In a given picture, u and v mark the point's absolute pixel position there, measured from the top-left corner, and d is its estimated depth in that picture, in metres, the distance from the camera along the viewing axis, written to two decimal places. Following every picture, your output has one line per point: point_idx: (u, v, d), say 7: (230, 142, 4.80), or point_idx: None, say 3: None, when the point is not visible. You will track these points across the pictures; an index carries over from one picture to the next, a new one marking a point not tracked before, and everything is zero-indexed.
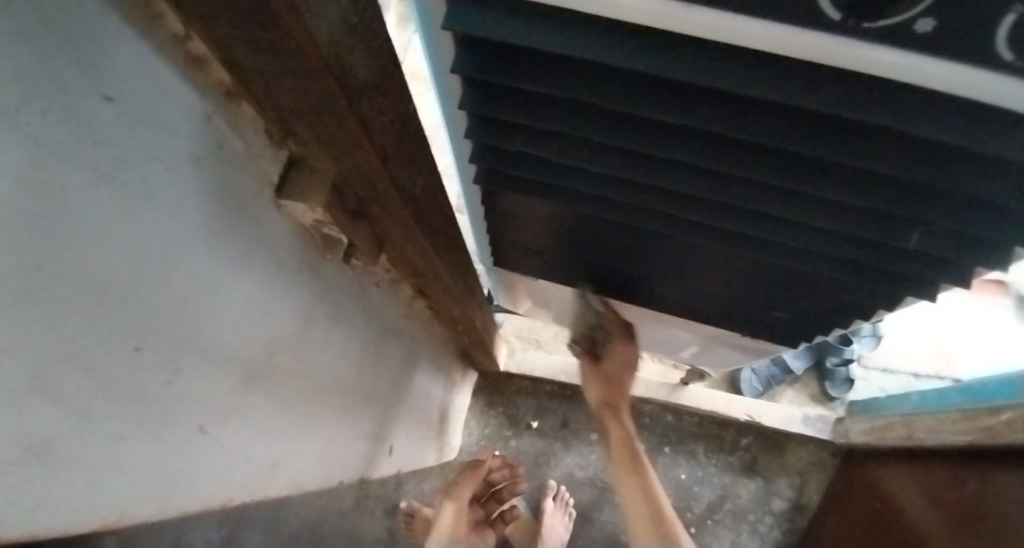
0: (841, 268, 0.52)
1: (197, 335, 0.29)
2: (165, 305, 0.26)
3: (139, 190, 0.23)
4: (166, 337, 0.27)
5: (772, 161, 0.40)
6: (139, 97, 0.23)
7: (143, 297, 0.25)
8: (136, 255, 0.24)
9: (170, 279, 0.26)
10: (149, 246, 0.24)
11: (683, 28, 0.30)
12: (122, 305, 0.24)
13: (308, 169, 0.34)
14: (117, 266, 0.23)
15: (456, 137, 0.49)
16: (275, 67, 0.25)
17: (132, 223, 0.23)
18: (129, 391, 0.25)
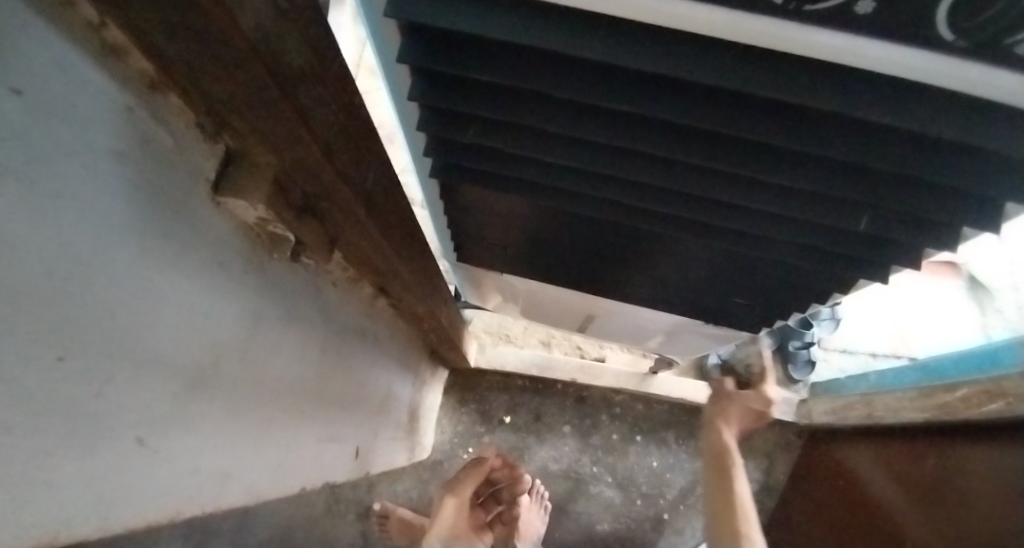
0: (797, 253, 0.53)
1: (129, 341, 0.27)
2: (90, 311, 0.25)
3: (56, 187, 0.22)
4: (93, 344, 0.25)
5: (724, 148, 0.40)
6: (52, 88, 0.21)
7: (65, 303, 0.23)
8: (57, 257, 0.22)
9: (95, 284, 0.25)
10: (70, 247, 0.23)
11: (634, 14, 0.29)
12: (44, 311, 0.22)
13: (248, 165, 0.33)
14: (37, 270, 0.21)
15: (409, 130, 0.47)
16: (202, 55, 0.24)
17: (49, 223, 0.21)
18: (55, 404, 0.23)
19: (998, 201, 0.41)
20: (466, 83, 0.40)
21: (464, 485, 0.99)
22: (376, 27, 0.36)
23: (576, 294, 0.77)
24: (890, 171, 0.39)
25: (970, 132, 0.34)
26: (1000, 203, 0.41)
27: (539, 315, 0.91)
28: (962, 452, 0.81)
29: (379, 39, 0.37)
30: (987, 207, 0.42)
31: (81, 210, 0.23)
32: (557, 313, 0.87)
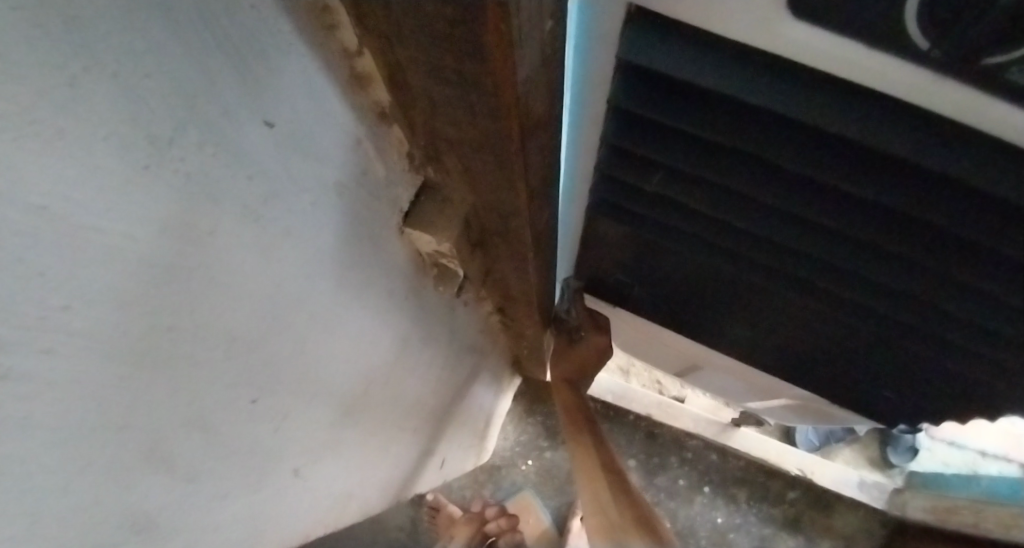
0: (995, 373, 0.45)
1: (308, 376, 0.26)
2: (285, 350, 0.24)
3: (282, 228, 0.20)
4: (280, 383, 0.24)
5: (964, 253, 0.34)
6: (303, 124, 0.19)
7: (267, 346, 0.22)
8: (271, 300, 0.21)
9: (297, 323, 0.24)
10: (283, 290, 0.22)
11: (931, 103, 0.23)
12: (248, 356, 0.21)
13: (439, 199, 0.31)
14: (252, 315, 0.20)
15: (580, 162, 0.44)
16: (452, 99, 0.21)
17: (272, 266, 0.20)
18: (237, 445, 0.23)
19: None
20: (667, 132, 0.36)
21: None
22: (587, 62, 0.32)
23: (690, 344, 0.71)
24: None
25: None
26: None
27: (633, 349, 0.87)
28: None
29: (586, 76, 0.33)
30: None
31: (300, 251, 0.22)
32: (660, 354, 0.82)
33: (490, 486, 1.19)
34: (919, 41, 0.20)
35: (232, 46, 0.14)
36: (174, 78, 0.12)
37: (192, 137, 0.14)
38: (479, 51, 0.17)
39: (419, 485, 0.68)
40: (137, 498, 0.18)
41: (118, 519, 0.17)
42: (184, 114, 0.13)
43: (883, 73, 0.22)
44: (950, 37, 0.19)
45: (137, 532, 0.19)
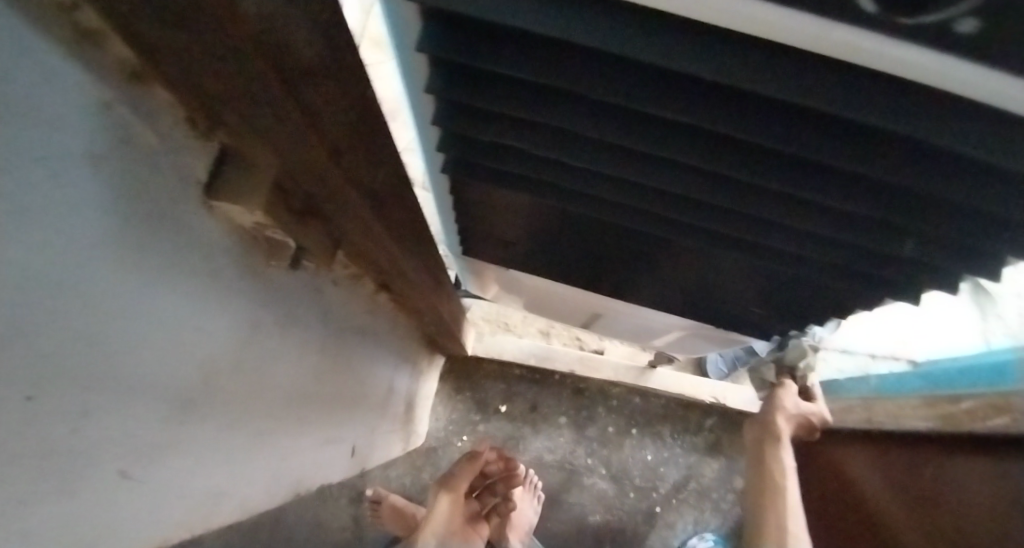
0: (838, 275, 0.49)
1: (107, 368, 0.24)
2: (63, 340, 0.21)
3: (29, 209, 0.18)
4: (66, 376, 0.22)
5: (768, 162, 0.37)
6: (26, 92, 0.17)
7: (36, 336, 0.20)
8: (28, 286, 0.19)
9: (69, 311, 0.21)
10: (45, 273, 0.19)
11: (699, 12, 0.25)
12: (12, 353, 0.18)
13: (243, 164, 0.29)
14: (5, 303, 0.18)
15: (421, 123, 0.43)
16: (192, 45, 0.20)
17: (22, 247, 0.18)
18: (21, 454, 0.20)
19: None
20: (489, 79, 0.36)
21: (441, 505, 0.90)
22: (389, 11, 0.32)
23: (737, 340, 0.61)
24: (954, 200, 0.35)
25: None
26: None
27: (542, 308, 0.87)
28: (965, 461, 0.80)
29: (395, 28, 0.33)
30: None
31: (53, 229, 0.19)
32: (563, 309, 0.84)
33: (428, 468, 1.19)
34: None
35: None
36: None
37: None
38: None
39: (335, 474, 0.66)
40: None
41: None
42: None
43: None
44: None
45: None
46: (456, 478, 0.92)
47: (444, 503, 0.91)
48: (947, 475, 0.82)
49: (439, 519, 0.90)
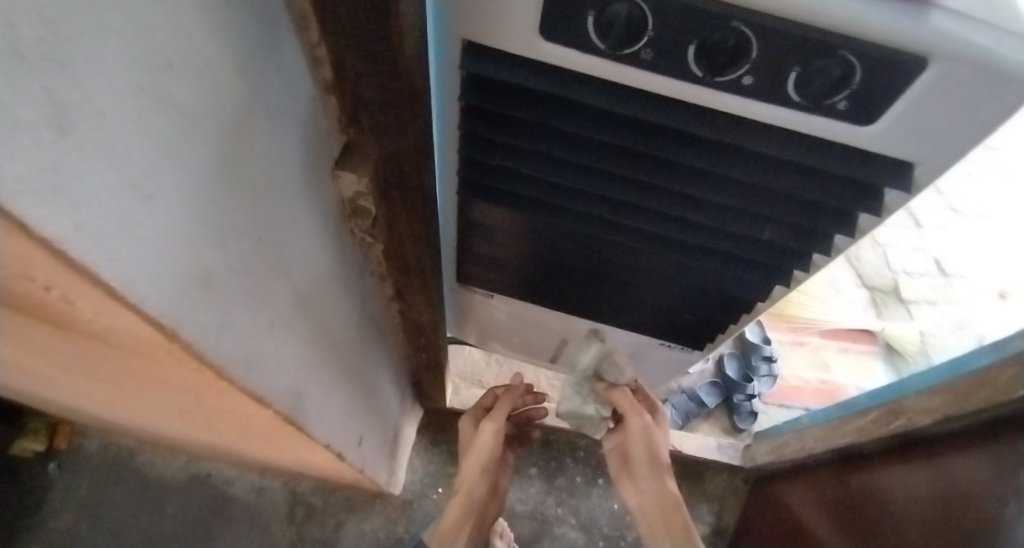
0: (740, 266, 0.67)
1: (282, 249, 0.40)
2: (274, 217, 0.38)
3: (273, 133, 0.35)
4: (271, 239, 0.38)
5: (672, 173, 0.57)
6: (284, 74, 0.35)
7: (265, 204, 0.36)
8: (268, 175, 0.36)
9: (276, 203, 0.38)
10: (275, 172, 0.37)
11: (617, 77, 0.47)
12: (256, 203, 0.35)
13: (358, 155, 0.48)
14: (259, 174, 0.35)
15: (446, 154, 0.63)
16: (365, 69, 0.39)
17: (266, 149, 0.35)
18: (247, 269, 0.35)
19: (851, 213, 0.55)
20: (497, 120, 0.57)
21: (484, 436, 0.93)
22: (442, 75, 0.53)
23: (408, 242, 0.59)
24: (791, 194, 0.55)
25: (839, 162, 0.50)
26: (860, 214, 0.55)
27: (520, 344, 1.08)
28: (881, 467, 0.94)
29: (443, 87, 0.54)
30: (847, 221, 0.56)
31: (277, 149, 0.36)
32: (538, 337, 1.02)
33: (403, 522, 1.23)
34: (590, 35, 0.43)
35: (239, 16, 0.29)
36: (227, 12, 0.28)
37: (219, 32, 0.28)
38: (384, 28, 0.35)
39: (355, 460, 0.75)
40: (201, 257, 0.30)
41: (191, 262, 0.29)
42: (221, 24, 0.28)
43: (590, 63, 0.46)
44: (607, 34, 0.43)
45: (200, 282, 0.30)
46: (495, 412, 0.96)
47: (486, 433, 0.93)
48: (872, 486, 0.95)
49: (481, 451, 0.92)
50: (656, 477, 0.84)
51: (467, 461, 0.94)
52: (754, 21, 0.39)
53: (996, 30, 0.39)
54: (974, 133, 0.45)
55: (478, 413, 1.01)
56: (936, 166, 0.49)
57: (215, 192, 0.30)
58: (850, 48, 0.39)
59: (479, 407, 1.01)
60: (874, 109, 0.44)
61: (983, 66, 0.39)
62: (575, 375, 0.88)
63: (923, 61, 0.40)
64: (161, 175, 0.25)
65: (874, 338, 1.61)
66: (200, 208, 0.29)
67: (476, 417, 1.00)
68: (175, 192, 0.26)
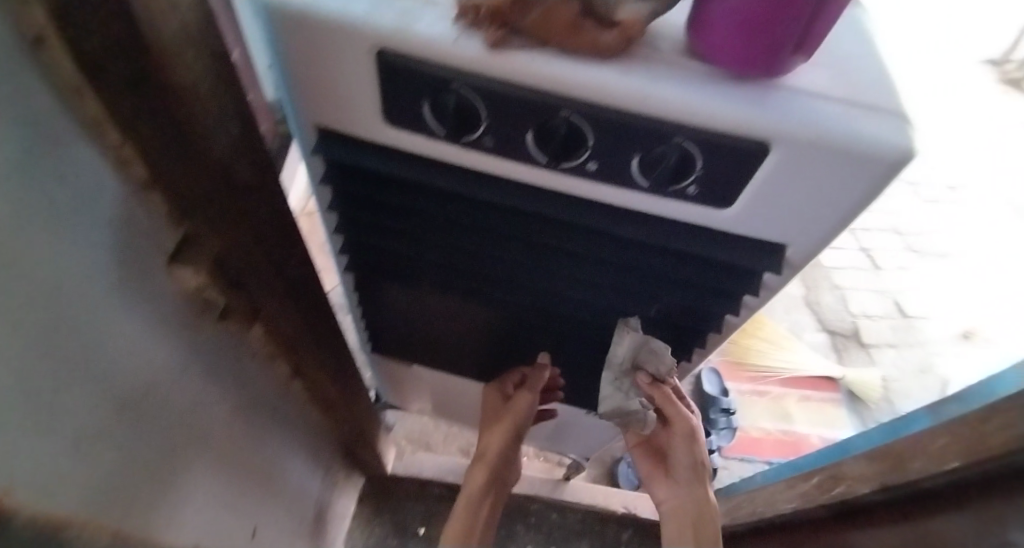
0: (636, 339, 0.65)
1: (85, 349, 0.34)
2: (67, 318, 0.32)
3: (58, 227, 0.31)
4: (64, 342, 0.32)
5: (547, 255, 0.55)
6: (80, 174, 0.33)
7: (53, 304, 0.31)
8: (55, 272, 0.31)
9: (66, 302, 0.32)
10: (64, 270, 0.32)
11: (467, 161, 0.46)
12: (39, 305, 0.29)
13: (197, 247, 0.46)
14: (40, 271, 0.29)
15: (329, 234, 0.63)
16: (178, 157, 0.38)
17: (51, 243, 0.30)
18: (34, 380, 0.29)
19: (734, 293, 0.54)
20: (368, 205, 0.56)
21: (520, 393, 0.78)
22: (305, 161, 0.53)
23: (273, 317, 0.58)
24: (669, 276, 0.53)
25: (703, 244, 0.48)
26: (742, 295, 0.54)
27: (452, 410, 1.04)
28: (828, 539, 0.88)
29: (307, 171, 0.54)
30: (730, 300, 0.55)
31: (63, 243, 0.32)
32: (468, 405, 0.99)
33: None
34: (427, 119, 0.43)
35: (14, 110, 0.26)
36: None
37: None
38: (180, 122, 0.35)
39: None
40: None
41: None
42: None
43: (434, 147, 0.45)
44: (444, 119, 0.42)
45: None
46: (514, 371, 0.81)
47: (525, 393, 0.77)
48: None
49: (517, 415, 0.77)
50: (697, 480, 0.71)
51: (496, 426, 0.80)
52: (583, 110, 0.38)
53: (841, 110, 0.39)
54: (846, 214, 0.43)
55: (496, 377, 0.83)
56: (809, 248, 0.47)
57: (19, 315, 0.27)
58: (684, 134, 0.38)
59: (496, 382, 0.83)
60: (726, 193, 0.43)
61: (839, 150, 0.38)
62: (610, 369, 0.66)
63: (768, 145, 0.38)
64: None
65: (836, 386, 1.58)
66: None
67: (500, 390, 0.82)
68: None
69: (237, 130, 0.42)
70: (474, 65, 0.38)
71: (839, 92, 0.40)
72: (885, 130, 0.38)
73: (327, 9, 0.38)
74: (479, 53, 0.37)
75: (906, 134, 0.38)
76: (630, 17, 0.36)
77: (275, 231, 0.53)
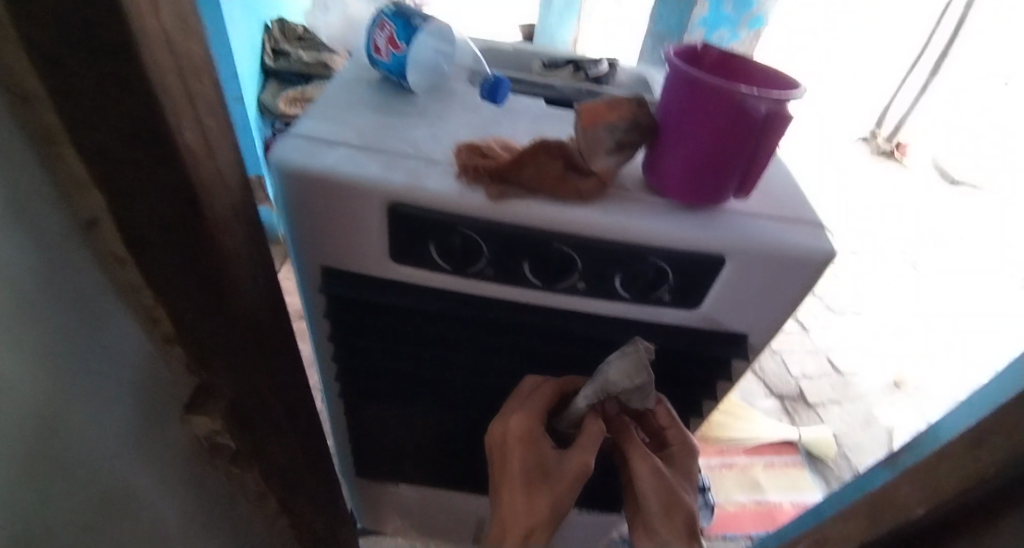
0: None
1: (99, 503, 0.36)
2: (81, 476, 0.34)
3: (88, 389, 0.35)
4: (74, 498, 0.33)
5: (539, 363, 0.60)
6: (116, 343, 0.37)
7: (71, 462, 0.33)
8: (75, 432, 0.33)
9: (84, 460, 0.34)
10: (87, 428, 0.35)
11: (468, 288, 0.51)
12: (53, 461, 0.31)
13: (207, 394, 0.48)
14: (62, 429, 0.32)
15: (323, 361, 0.64)
16: (202, 312, 0.41)
17: (78, 403, 0.34)
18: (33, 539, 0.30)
19: (710, 381, 0.60)
20: (366, 333, 0.58)
21: (586, 437, 0.53)
22: (308, 295, 0.56)
23: (265, 454, 0.57)
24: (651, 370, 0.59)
25: (682, 341, 0.54)
26: (718, 381, 0.60)
27: (438, 528, 1.00)
28: None
29: (310, 304, 0.57)
30: (706, 387, 0.61)
31: (92, 404, 0.35)
32: (455, 521, 0.95)
33: None
34: (434, 256, 0.48)
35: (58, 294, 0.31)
36: (42, 289, 0.30)
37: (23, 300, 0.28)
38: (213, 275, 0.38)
39: None
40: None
41: None
42: (29, 293, 0.28)
43: (438, 279, 0.50)
44: (450, 256, 0.47)
45: None
46: (541, 397, 0.55)
47: (581, 442, 0.53)
48: None
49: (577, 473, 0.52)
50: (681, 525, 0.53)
51: (549, 489, 0.52)
52: (574, 242, 0.45)
53: (774, 226, 0.48)
54: (792, 305, 0.52)
55: (517, 406, 0.56)
56: (766, 335, 0.55)
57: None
58: (657, 255, 0.46)
59: (522, 414, 0.54)
60: (696, 297, 0.50)
61: (780, 256, 0.47)
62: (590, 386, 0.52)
63: (724, 257, 0.47)
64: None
65: (796, 448, 1.65)
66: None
67: (531, 433, 0.54)
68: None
69: (259, 281, 0.46)
70: (478, 211, 0.44)
71: (771, 211, 0.50)
72: (810, 239, 0.48)
73: (345, 173, 0.44)
74: (483, 203, 0.44)
75: (826, 241, 0.48)
76: (605, 169, 0.45)
77: (279, 368, 0.54)
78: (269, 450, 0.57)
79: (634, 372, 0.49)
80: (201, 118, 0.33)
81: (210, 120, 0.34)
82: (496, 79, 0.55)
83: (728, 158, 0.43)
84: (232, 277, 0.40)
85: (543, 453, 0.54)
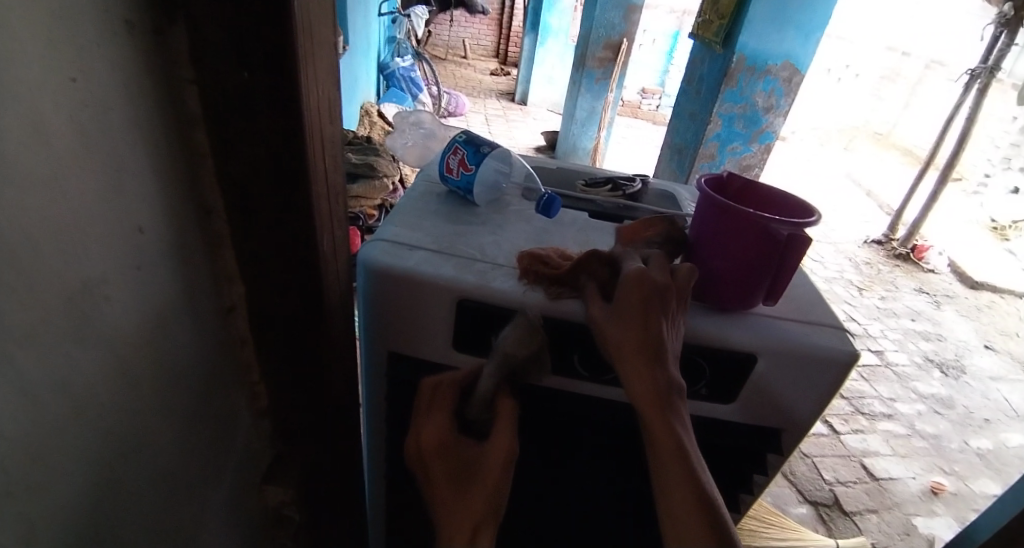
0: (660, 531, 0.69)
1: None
2: (193, 521, 0.41)
3: (211, 450, 0.43)
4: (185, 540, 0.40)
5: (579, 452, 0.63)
6: (235, 414, 0.46)
7: (188, 506, 0.40)
8: (196, 483, 0.41)
9: (197, 508, 0.41)
10: (205, 481, 0.42)
11: None
12: (178, 501, 0.39)
13: (282, 465, 0.54)
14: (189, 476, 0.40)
15: (374, 444, 0.68)
16: (296, 388, 0.48)
17: (206, 461, 0.42)
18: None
19: (747, 479, 0.62)
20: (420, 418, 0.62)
21: (501, 428, 0.47)
22: (371, 380, 0.62)
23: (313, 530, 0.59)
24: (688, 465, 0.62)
25: (721, 436, 0.57)
26: (754, 475, 0.62)
27: None
28: None
29: (372, 388, 0.63)
30: (742, 485, 0.63)
31: (213, 464, 0.43)
32: None
33: None
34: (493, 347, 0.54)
35: (210, 369, 0.41)
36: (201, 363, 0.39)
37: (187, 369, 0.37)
38: (313, 356, 0.46)
39: None
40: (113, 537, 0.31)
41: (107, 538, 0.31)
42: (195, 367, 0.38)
43: None
44: None
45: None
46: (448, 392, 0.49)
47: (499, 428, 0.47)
48: None
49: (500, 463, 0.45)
50: (659, 390, 0.42)
51: (470, 491, 0.46)
52: None
53: (799, 328, 0.54)
54: (821, 402, 0.56)
55: (426, 410, 0.49)
56: (798, 431, 0.58)
57: (114, 498, 0.31)
58: (694, 350, 0.51)
59: (432, 425, 0.47)
60: (730, 391, 0.54)
61: (806, 354, 0.52)
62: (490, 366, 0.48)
63: (755, 355, 0.52)
64: (56, 480, 0.26)
65: None
66: (85, 522, 0.29)
67: (448, 440, 0.47)
68: (65, 499, 0.27)
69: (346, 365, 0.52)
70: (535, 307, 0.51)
71: (796, 315, 0.56)
72: (833, 341, 0.53)
73: (423, 271, 0.52)
74: (539, 300, 0.51)
75: (847, 343, 0.53)
76: None
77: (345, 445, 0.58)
78: (318, 527, 0.59)
79: (527, 340, 0.47)
80: (333, 233, 0.42)
81: (338, 228, 0.43)
82: (550, 197, 0.64)
83: (755, 268, 0.49)
84: (330, 356, 0.47)
85: (466, 457, 0.47)
